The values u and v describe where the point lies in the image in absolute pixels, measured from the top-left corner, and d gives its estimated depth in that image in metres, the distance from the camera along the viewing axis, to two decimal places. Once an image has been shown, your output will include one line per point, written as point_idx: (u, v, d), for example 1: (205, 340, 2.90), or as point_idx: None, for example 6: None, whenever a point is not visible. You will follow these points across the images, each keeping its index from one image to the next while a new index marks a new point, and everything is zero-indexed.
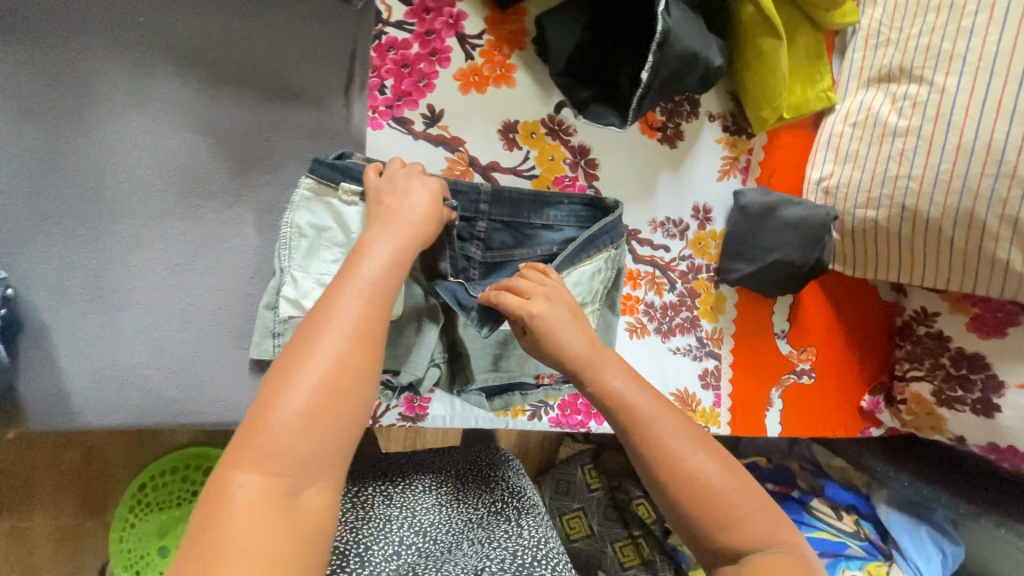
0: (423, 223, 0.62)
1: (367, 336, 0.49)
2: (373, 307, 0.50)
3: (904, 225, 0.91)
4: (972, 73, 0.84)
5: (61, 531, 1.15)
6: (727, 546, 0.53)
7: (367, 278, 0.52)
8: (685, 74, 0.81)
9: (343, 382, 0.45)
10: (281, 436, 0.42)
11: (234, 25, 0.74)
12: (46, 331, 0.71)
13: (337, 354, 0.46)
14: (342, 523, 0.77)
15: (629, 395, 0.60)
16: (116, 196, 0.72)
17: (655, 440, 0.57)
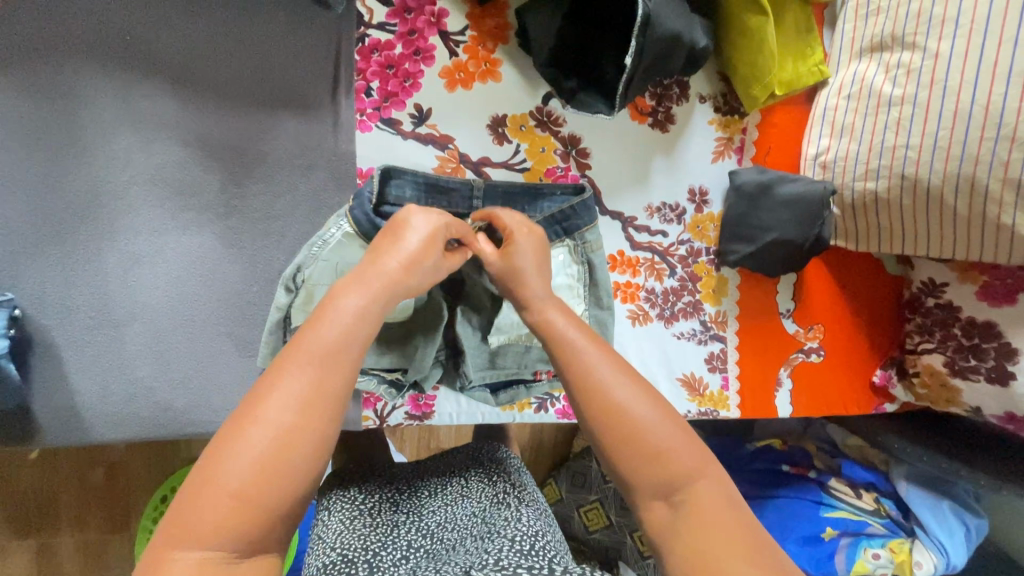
0: (408, 276, 0.59)
1: (321, 403, 0.47)
2: (330, 371, 0.49)
3: (904, 194, 0.89)
4: (965, 36, 0.82)
5: (90, 547, 1.18)
6: (657, 483, 0.51)
7: (327, 340, 0.50)
8: (671, 56, 0.80)
9: (290, 452, 0.45)
10: (218, 512, 0.42)
11: (216, 37, 0.75)
12: (54, 349, 0.72)
13: (285, 425, 0.45)
14: (349, 530, 0.78)
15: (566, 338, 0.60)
16: (113, 213, 0.74)
17: (589, 385, 0.55)
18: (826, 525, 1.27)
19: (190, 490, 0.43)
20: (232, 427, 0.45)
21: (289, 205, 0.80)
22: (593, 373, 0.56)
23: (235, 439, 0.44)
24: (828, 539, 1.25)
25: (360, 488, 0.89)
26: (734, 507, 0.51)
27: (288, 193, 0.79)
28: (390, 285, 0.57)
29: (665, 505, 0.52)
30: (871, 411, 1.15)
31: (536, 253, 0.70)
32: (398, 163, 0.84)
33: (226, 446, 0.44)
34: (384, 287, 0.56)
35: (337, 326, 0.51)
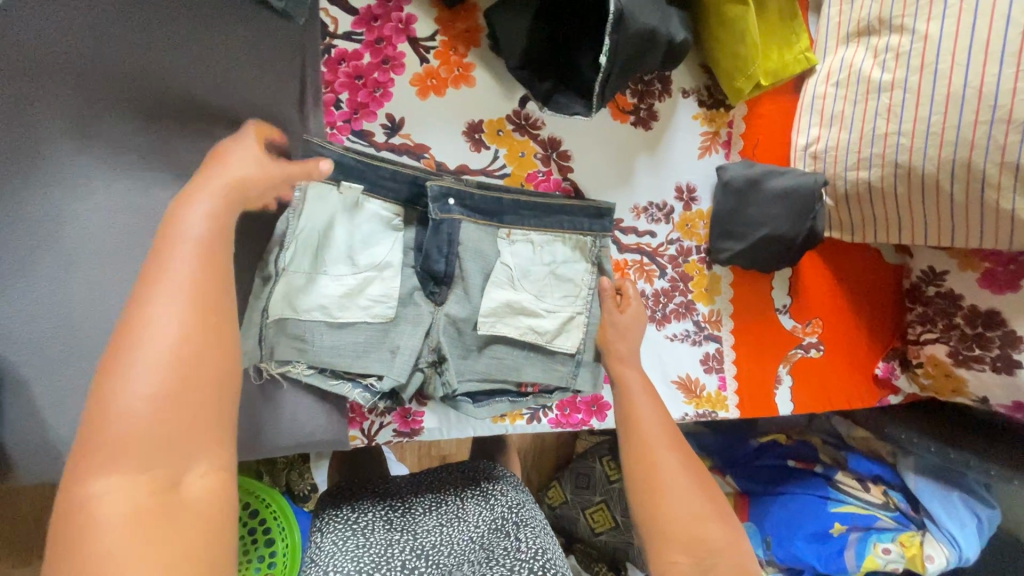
0: (246, 186, 0.56)
1: (205, 302, 0.46)
2: (195, 271, 0.46)
3: (898, 183, 0.86)
4: (955, 16, 0.79)
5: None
6: (683, 541, 0.65)
7: (185, 245, 0.47)
8: (647, 52, 0.77)
9: (199, 348, 0.44)
10: (130, 430, 0.40)
11: (175, 54, 0.71)
12: (24, 386, 0.70)
13: (179, 330, 0.44)
14: (341, 552, 0.77)
15: (637, 403, 0.77)
16: (76, 243, 0.70)
17: (652, 452, 0.71)
18: (834, 520, 1.28)
19: (96, 424, 0.41)
20: (115, 353, 0.43)
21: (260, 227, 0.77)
22: (650, 438, 0.73)
23: (121, 365, 0.42)
24: (836, 534, 1.26)
25: (353, 506, 0.86)
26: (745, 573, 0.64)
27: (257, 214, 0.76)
28: (235, 190, 0.54)
29: (690, 562, 0.64)
30: (874, 404, 1.13)
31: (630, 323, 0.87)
32: None
33: (114, 369, 0.42)
34: (231, 191, 0.53)
35: (187, 229, 0.48)
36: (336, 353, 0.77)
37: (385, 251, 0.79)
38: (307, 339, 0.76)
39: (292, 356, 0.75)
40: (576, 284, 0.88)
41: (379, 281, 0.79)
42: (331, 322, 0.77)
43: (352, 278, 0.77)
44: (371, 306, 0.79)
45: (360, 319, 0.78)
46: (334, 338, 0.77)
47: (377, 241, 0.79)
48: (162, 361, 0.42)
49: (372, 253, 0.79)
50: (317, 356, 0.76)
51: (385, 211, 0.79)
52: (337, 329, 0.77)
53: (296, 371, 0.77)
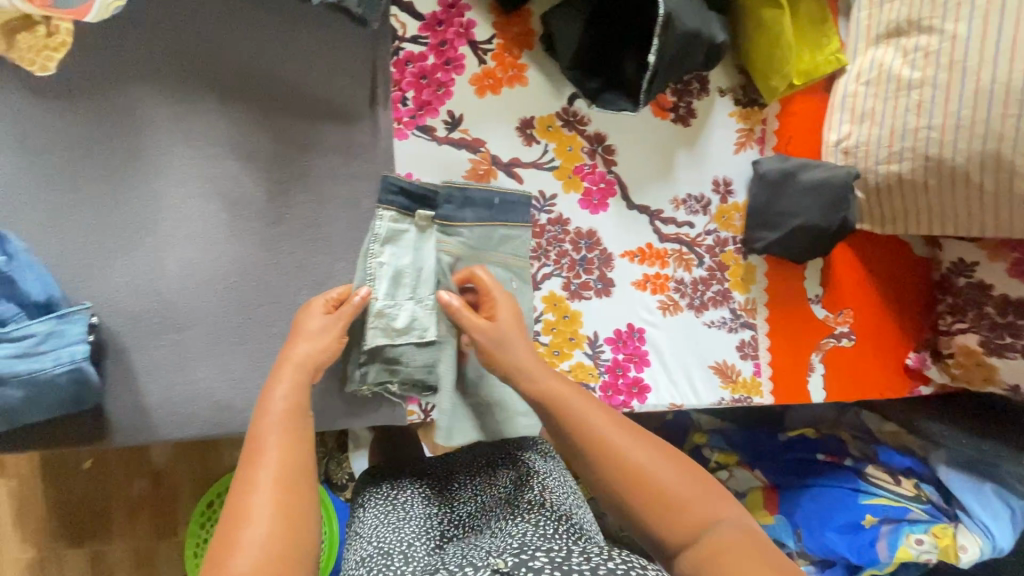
0: (317, 356, 0.68)
1: (292, 476, 0.56)
2: (285, 451, 0.57)
3: (929, 174, 0.90)
4: (982, 17, 0.84)
5: (162, 516, 1.37)
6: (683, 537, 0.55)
7: (274, 422, 0.60)
8: (691, 53, 0.83)
9: (286, 528, 0.52)
10: None
11: (265, 58, 0.79)
12: (125, 354, 0.78)
13: (272, 512, 0.53)
14: (383, 524, 0.82)
15: (568, 403, 0.62)
16: (173, 225, 0.78)
17: (614, 453, 0.58)
18: (866, 512, 1.29)
19: None
20: (221, 539, 0.51)
21: (333, 212, 0.84)
22: (607, 440, 0.59)
23: (227, 547, 0.50)
24: (868, 526, 1.27)
25: (392, 484, 0.91)
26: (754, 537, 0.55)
27: (331, 200, 0.84)
28: (308, 361, 0.67)
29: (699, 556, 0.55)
30: (906, 395, 1.15)
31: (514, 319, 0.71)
32: (434, 168, 0.88)
33: (224, 547, 0.50)
34: (303, 368, 0.66)
35: (273, 416, 0.60)
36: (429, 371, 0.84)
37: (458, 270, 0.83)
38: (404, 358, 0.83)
39: (388, 377, 0.84)
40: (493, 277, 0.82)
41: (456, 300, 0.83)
42: (419, 342, 0.83)
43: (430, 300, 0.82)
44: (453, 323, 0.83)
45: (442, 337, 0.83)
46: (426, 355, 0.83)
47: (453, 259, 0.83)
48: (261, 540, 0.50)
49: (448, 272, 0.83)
50: (413, 374, 0.84)
51: (463, 234, 0.83)
52: (426, 347, 0.83)
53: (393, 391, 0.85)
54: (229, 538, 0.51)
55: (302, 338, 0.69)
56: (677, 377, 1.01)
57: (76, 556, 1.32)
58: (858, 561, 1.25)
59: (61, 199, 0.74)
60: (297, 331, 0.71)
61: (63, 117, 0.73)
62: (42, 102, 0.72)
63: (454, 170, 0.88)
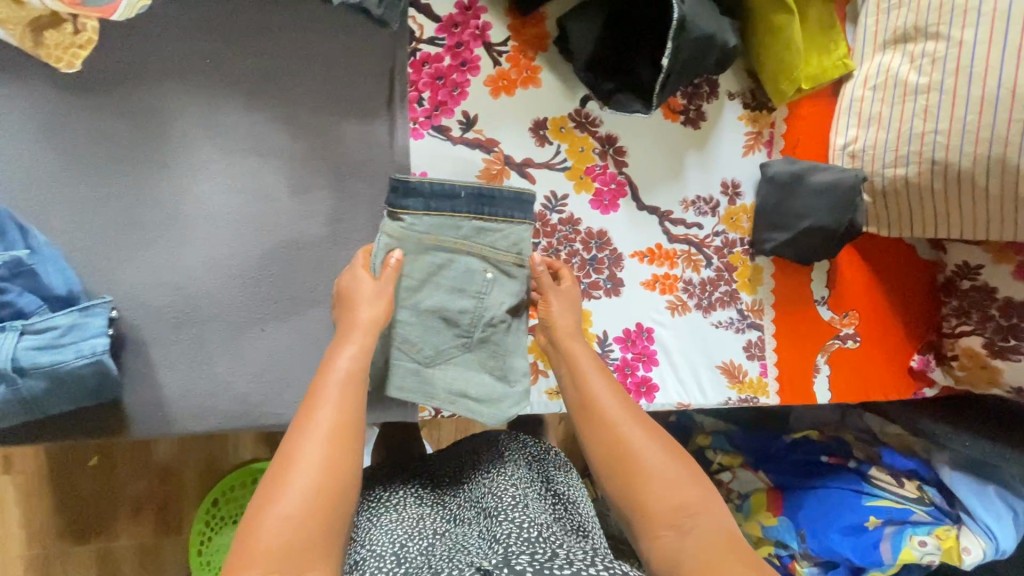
0: (374, 318, 0.70)
1: (342, 433, 0.59)
2: (343, 408, 0.61)
3: (935, 178, 0.92)
4: (988, 24, 0.85)
5: (168, 514, 1.37)
6: (664, 514, 0.61)
7: (338, 376, 0.63)
8: (704, 56, 0.85)
9: (329, 479, 0.57)
10: (277, 534, 0.53)
11: (286, 57, 0.80)
12: (144, 347, 0.78)
13: (320, 463, 0.57)
14: (377, 527, 0.82)
15: (589, 380, 0.71)
16: (194, 220, 0.79)
17: (618, 433, 0.65)
18: (869, 514, 1.30)
19: (248, 529, 0.54)
20: (276, 475, 0.57)
21: (351, 209, 0.85)
22: (609, 417, 0.67)
23: (279, 483, 0.56)
24: (872, 528, 1.28)
25: (386, 486, 0.93)
26: (727, 533, 0.60)
27: (349, 198, 0.85)
28: (371, 322, 0.70)
29: (672, 534, 0.60)
30: (910, 396, 1.16)
31: (376, 291, 0.72)
32: (449, 166, 0.89)
33: (275, 484, 0.56)
34: (368, 332, 0.68)
35: (337, 375, 0.63)
36: (432, 360, 0.82)
37: (466, 271, 0.81)
38: (411, 342, 0.81)
39: (408, 374, 0.82)
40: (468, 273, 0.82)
41: (469, 300, 0.82)
42: (441, 340, 0.82)
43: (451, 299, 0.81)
44: (461, 318, 0.82)
45: (462, 336, 0.83)
46: (432, 344, 0.82)
47: (451, 249, 0.81)
48: (307, 485, 0.55)
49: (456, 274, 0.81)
50: (428, 369, 0.82)
51: (463, 227, 0.81)
52: (447, 346, 0.83)
53: (409, 393, 0.82)
54: (281, 478, 0.56)
55: (359, 303, 0.71)
56: (683, 376, 1.02)
57: (83, 553, 1.33)
58: (862, 563, 1.27)
59: (84, 193, 0.75)
60: (347, 298, 0.73)
61: (87, 113, 0.74)
62: (67, 98, 0.74)
63: (469, 170, 0.90)
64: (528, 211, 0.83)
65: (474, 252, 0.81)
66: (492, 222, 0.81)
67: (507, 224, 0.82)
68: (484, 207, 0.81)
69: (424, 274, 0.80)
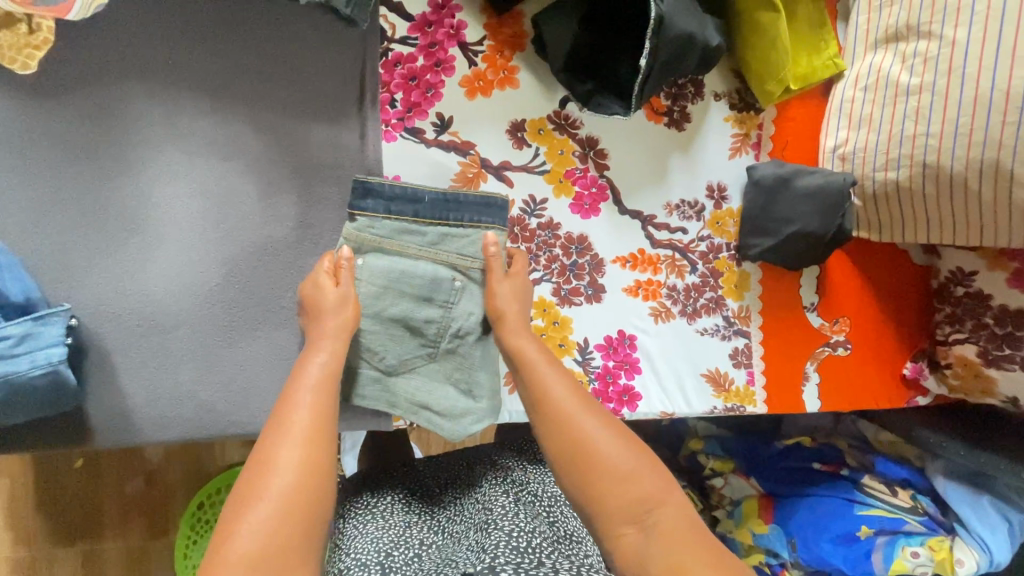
0: (342, 321, 0.71)
1: (318, 436, 0.58)
2: (317, 411, 0.60)
3: (927, 182, 0.89)
4: (982, 22, 0.82)
5: (153, 517, 1.36)
6: (625, 509, 0.59)
7: (312, 380, 0.63)
8: (684, 56, 0.82)
9: (309, 486, 0.55)
10: (254, 545, 0.51)
11: (251, 58, 0.78)
12: (107, 355, 0.77)
13: (297, 466, 0.56)
14: (361, 535, 0.81)
15: (542, 372, 0.68)
16: (158, 225, 0.77)
17: (570, 423, 0.63)
18: (861, 524, 1.28)
19: (218, 544, 0.51)
20: (248, 484, 0.55)
21: (322, 214, 0.83)
22: (562, 407, 0.65)
23: (254, 491, 0.54)
24: (864, 538, 1.26)
25: (373, 492, 0.89)
26: (692, 526, 0.58)
27: (320, 202, 0.83)
28: (341, 325, 0.70)
29: (635, 531, 0.59)
30: (903, 405, 1.13)
31: (340, 298, 0.72)
32: (424, 169, 0.86)
33: (248, 494, 0.54)
34: (340, 336, 0.69)
35: (310, 378, 0.63)
36: (397, 368, 0.80)
37: (430, 279, 0.79)
38: (375, 352, 0.79)
39: (373, 383, 0.80)
40: (432, 280, 0.79)
41: (435, 308, 0.80)
42: (405, 348, 0.80)
43: (415, 307, 0.79)
44: (426, 328, 0.80)
45: (427, 344, 0.81)
46: (396, 353, 0.80)
47: (413, 255, 0.79)
48: (285, 490, 0.54)
49: (420, 282, 0.79)
50: (393, 376, 0.81)
51: (427, 232, 0.79)
52: (412, 353, 0.81)
53: (375, 401, 0.81)
54: (257, 484, 0.54)
55: (325, 309, 0.71)
56: (666, 385, 1.00)
57: (67, 557, 1.31)
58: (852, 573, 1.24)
59: (43, 198, 0.73)
60: (311, 307, 0.72)
61: (45, 116, 0.73)
62: (25, 101, 0.72)
63: (443, 173, 0.87)
64: (497, 216, 0.81)
65: (438, 257, 0.80)
66: (457, 227, 0.80)
67: (472, 230, 0.80)
68: (449, 211, 0.79)
69: (385, 281, 0.78)
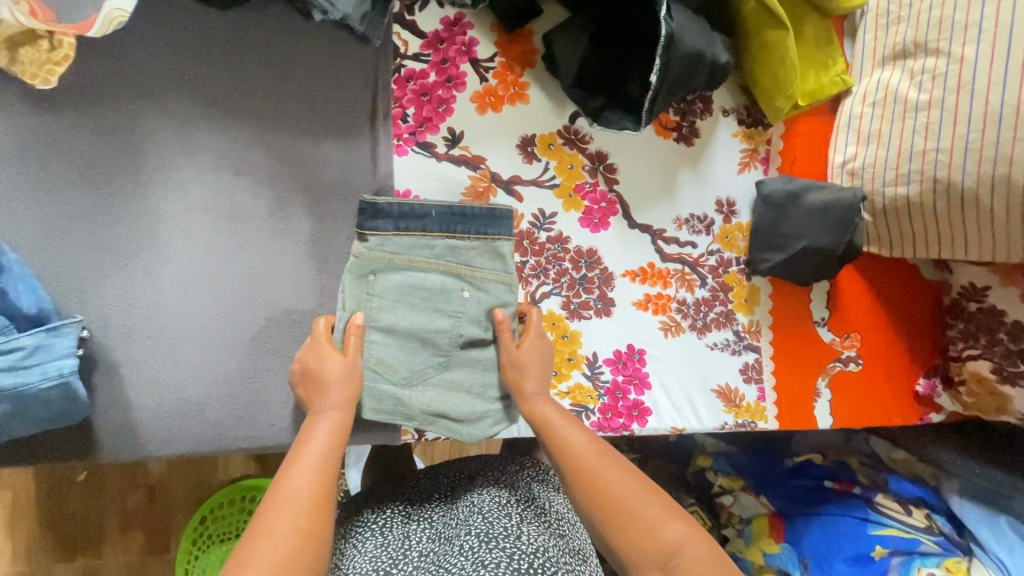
0: (343, 388, 0.71)
1: (315, 505, 0.58)
2: (318, 478, 0.60)
3: (938, 198, 0.89)
4: (990, 39, 0.83)
5: (154, 532, 1.35)
6: (651, 555, 0.59)
7: (316, 446, 0.64)
8: (694, 73, 0.83)
9: (303, 553, 0.55)
10: None
11: (266, 74, 0.80)
12: (116, 368, 0.77)
13: (291, 532, 0.55)
14: (360, 552, 0.80)
15: (561, 425, 0.71)
16: (169, 239, 0.78)
17: (589, 473, 0.65)
18: (875, 543, 1.24)
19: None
20: (242, 547, 0.54)
21: (333, 228, 0.83)
22: (581, 458, 0.66)
23: (247, 554, 0.53)
24: (878, 559, 1.23)
25: (374, 508, 0.88)
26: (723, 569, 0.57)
27: (331, 216, 0.83)
28: (342, 392, 0.70)
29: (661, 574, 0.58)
30: (916, 422, 1.12)
31: (345, 366, 0.72)
32: (434, 183, 0.87)
33: (241, 556, 0.53)
34: (345, 400, 0.70)
35: (313, 444, 0.64)
36: (409, 381, 0.80)
37: (439, 293, 0.80)
38: (387, 364, 0.79)
39: (386, 398, 0.79)
40: (443, 292, 0.80)
41: (443, 320, 0.80)
42: (416, 362, 0.80)
43: (427, 317, 0.80)
44: (438, 338, 0.80)
45: (437, 357, 0.81)
46: (407, 365, 0.80)
47: (424, 268, 0.80)
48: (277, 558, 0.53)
49: (429, 294, 0.79)
50: (407, 390, 0.80)
51: (436, 248, 0.80)
52: (423, 366, 0.81)
53: (390, 416, 0.79)
54: (251, 542, 0.54)
55: (322, 375, 0.71)
56: (678, 400, 0.99)
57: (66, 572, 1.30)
58: None
59: (56, 210, 0.74)
60: (313, 377, 0.72)
61: (62, 130, 0.73)
62: (42, 115, 0.73)
63: (454, 187, 0.88)
64: (503, 227, 0.81)
65: (448, 271, 0.80)
66: (462, 240, 0.80)
67: (479, 240, 0.81)
68: (457, 224, 0.79)
69: (397, 294, 0.79)
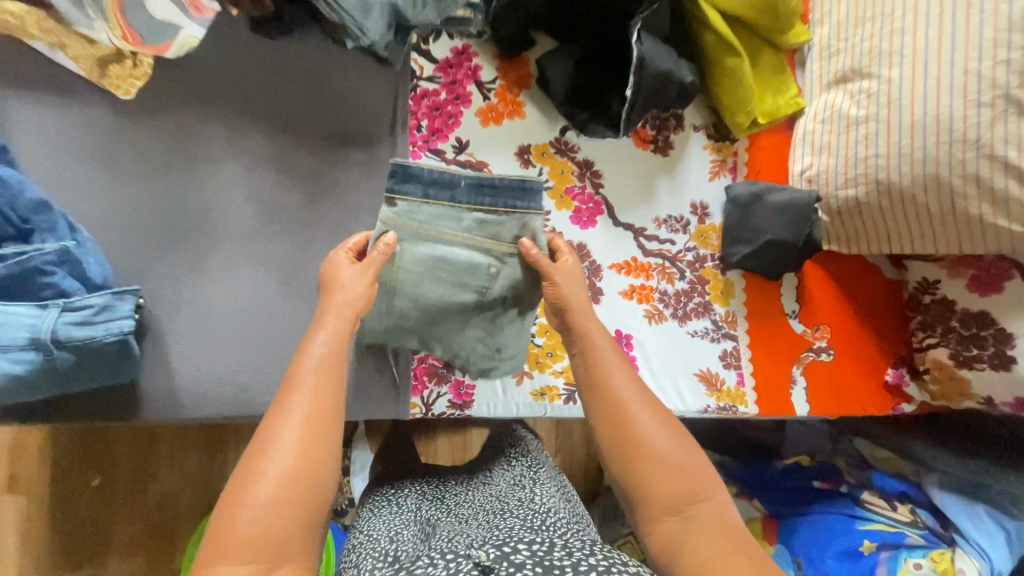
0: (354, 297, 0.73)
1: (316, 422, 0.61)
2: (318, 394, 0.63)
3: (881, 197, 1.02)
4: (910, 63, 0.98)
5: (160, 541, 1.35)
6: (671, 501, 0.64)
7: (317, 355, 0.66)
8: (663, 91, 0.99)
9: (306, 467, 0.59)
10: (247, 526, 0.54)
11: (305, 91, 0.95)
12: (162, 335, 0.87)
13: (295, 448, 0.59)
14: (377, 517, 0.86)
15: (605, 357, 0.72)
16: (216, 225, 0.90)
17: (629, 414, 0.68)
18: (863, 538, 1.28)
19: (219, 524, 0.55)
20: (247, 462, 0.58)
21: (355, 220, 0.96)
22: (624, 396, 0.69)
23: (252, 471, 0.57)
24: (867, 553, 1.26)
25: (392, 486, 0.96)
26: (732, 527, 0.64)
27: (354, 210, 0.96)
28: (351, 300, 0.73)
29: (676, 519, 0.64)
30: (889, 412, 1.21)
31: (356, 273, 0.75)
32: None
33: (249, 471, 0.57)
34: (343, 315, 0.71)
35: (313, 358, 0.65)
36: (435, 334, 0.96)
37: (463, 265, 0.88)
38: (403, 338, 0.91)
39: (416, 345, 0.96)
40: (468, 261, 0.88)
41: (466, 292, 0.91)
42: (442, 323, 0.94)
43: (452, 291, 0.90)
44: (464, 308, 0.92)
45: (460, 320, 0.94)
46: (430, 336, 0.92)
47: (451, 239, 0.86)
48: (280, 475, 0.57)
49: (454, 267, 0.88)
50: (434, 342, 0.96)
51: (464, 218, 0.85)
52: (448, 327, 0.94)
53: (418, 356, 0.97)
54: (257, 458, 0.58)
55: (337, 285, 0.74)
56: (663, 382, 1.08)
57: None
58: None
59: (124, 198, 0.87)
60: (330, 282, 0.75)
61: (135, 132, 0.88)
62: (120, 120, 0.87)
63: None
64: (531, 199, 0.85)
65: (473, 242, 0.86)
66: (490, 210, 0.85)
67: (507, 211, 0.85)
68: (486, 195, 0.84)
69: (424, 267, 0.87)
